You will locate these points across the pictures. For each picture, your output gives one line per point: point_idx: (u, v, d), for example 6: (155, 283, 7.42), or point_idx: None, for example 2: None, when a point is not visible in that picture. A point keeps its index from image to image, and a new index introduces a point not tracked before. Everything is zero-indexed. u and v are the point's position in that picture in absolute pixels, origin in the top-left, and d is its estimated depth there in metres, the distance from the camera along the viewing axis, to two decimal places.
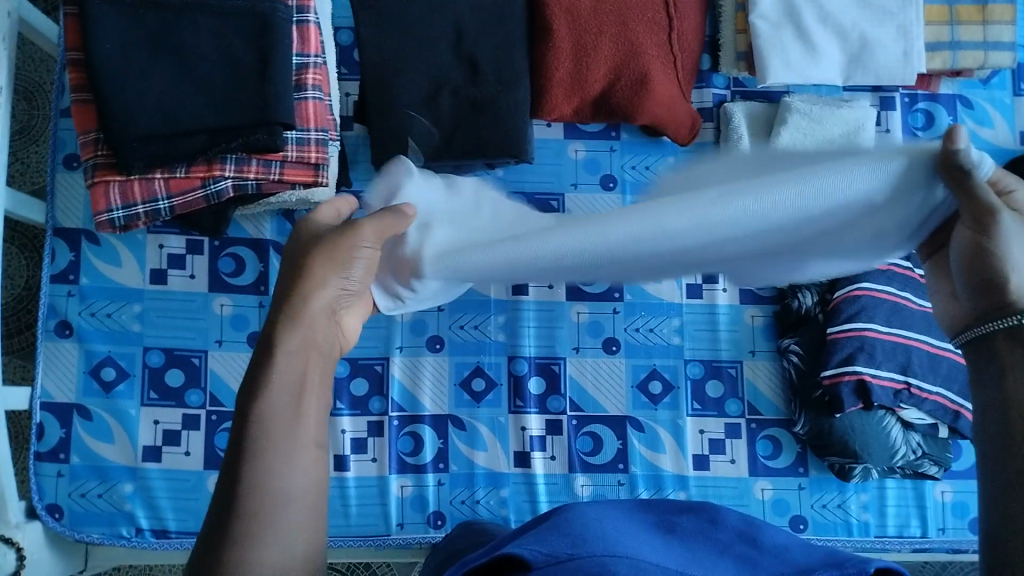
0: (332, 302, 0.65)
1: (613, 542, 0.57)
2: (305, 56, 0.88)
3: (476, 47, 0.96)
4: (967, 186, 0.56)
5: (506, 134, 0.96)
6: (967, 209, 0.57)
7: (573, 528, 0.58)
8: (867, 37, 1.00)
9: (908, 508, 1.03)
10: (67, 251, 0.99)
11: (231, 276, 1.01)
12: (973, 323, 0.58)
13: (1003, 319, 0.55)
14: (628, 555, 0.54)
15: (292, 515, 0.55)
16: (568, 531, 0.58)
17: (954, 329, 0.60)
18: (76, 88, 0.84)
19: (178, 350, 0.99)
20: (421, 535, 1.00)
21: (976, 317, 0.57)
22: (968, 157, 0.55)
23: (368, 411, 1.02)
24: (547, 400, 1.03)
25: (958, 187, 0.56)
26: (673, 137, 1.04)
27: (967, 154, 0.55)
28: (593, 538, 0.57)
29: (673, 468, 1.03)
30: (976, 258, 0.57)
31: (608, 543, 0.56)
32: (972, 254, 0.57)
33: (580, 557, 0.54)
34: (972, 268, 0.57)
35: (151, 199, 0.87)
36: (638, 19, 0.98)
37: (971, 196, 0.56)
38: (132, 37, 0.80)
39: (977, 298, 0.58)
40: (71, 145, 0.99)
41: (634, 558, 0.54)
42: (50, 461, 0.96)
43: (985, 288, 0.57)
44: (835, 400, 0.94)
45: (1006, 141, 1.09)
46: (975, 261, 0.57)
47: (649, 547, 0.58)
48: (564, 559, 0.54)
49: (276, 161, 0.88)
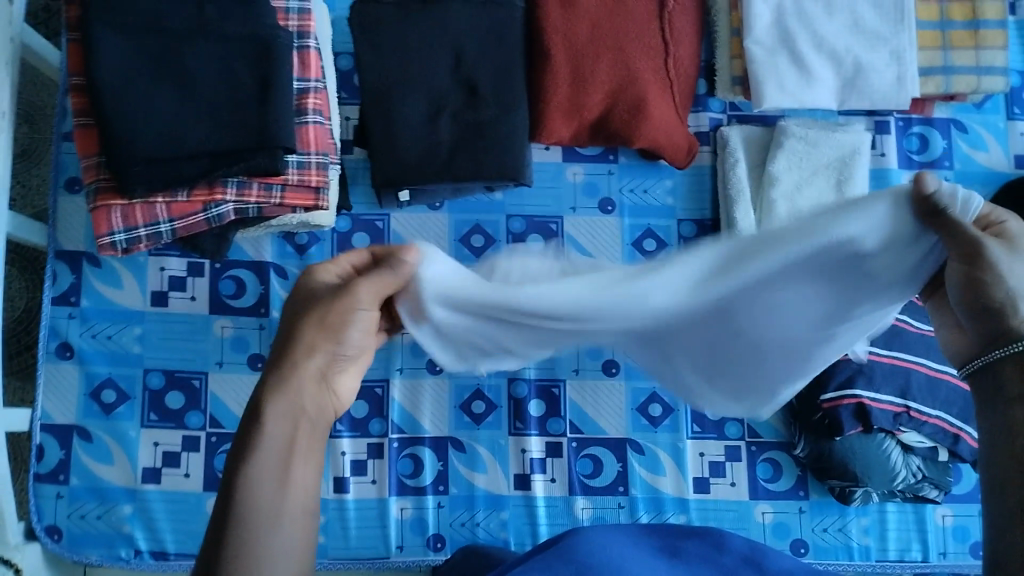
0: (323, 366, 0.62)
1: (622, 574, 0.57)
2: (305, 81, 0.89)
3: (474, 71, 0.97)
4: (946, 222, 0.57)
5: (505, 158, 0.97)
6: (953, 245, 0.58)
7: (577, 556, 0.59)
8: (861, 62, 1.02)
9: (909, 532, 1.03)
10: (69, 273, 0.99)
11: (232, 299, 1.01)
12: (978, 354, 0.58)
13: (1004, 347, 0.56)
14: None
15: (283, 564, 0.54)
16: (572, 559, 0.58)
17: (959, 362, 0.61)
18: (79, 113, 0.86)
19: (179, 372, 0.99)
20: (420, 558, 1.00)
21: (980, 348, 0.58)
22: (942, 198, 0.57)
23: (367, 433, 1.02)
24: (547, 422, 1.03)
25: (936, 227, 0.58)
26: (669, 160, 1.05)
27: (941, 194, 0.57)
28: (599, 568, 0.58)
29: (673, 491, 1.03)
30: (971, 286, 0.58)
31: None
32: (966, 284, 0.58)
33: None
34: (969, 299, 0.58)
35: (153, 223, 0.88)
36: (633, 44, 1.00)
37: (952, 232, 0.57)
38: (134, 62, 0.81)
39: (976, 324, 0.58)
40: (74, 169, 1.00)
41: None
42: (49, 483, 0.96)
43: (981, 315, 0.58)
44: (834, 423, 0.94)
45: (1000, 164, 1.10)
46: (969, 290, 0.58)
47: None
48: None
49: (278, 186, 0.89)
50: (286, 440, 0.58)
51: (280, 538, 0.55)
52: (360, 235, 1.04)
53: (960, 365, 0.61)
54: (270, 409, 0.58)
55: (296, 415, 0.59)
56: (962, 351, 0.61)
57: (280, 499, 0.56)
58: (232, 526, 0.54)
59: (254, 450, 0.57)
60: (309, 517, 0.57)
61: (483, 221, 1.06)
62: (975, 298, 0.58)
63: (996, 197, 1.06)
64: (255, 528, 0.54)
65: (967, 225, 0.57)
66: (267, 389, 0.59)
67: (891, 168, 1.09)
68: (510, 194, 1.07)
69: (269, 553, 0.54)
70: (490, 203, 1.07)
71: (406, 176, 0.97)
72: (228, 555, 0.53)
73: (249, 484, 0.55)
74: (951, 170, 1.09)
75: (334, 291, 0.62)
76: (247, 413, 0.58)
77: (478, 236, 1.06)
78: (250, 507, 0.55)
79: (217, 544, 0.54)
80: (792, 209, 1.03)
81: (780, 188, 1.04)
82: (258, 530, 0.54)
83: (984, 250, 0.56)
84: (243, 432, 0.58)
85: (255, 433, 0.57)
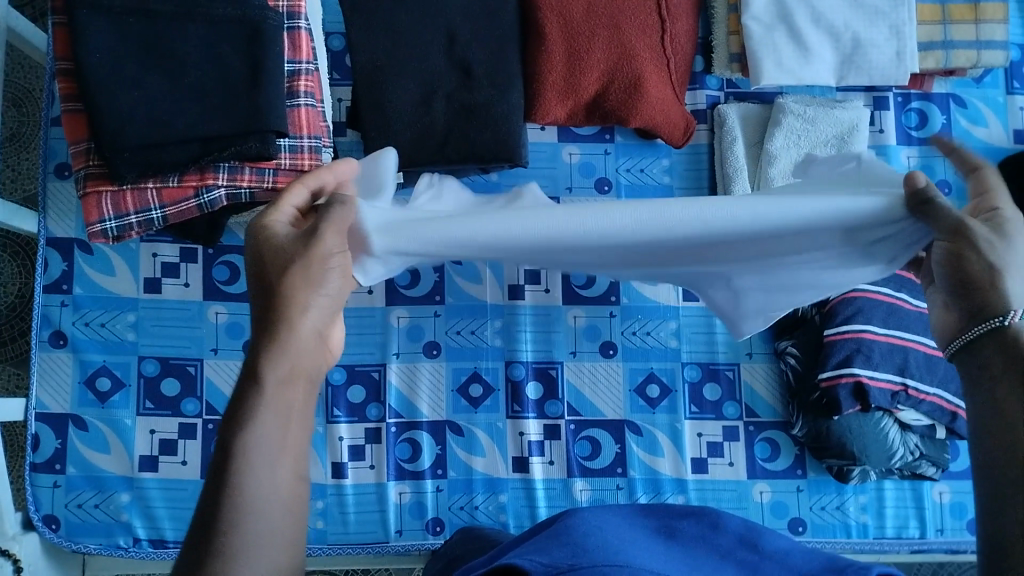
0: (320, 324, 0.62)
1: (614, 551, 0.56)
2: (297, 63, 0.88)
3: (468, 52, 0.96)
4: (932, 211, 0.60)
5: (498, 141, 0.96)
6: (941, 229, 0.60)
7: (573, 537, 0.58)
8: (860, 37, 1.00)
9: (906, 510, 1.03)
10: (60, 260, 0.98)
11: (225, 284, 1.00)
12: (960, 330, 0.60)
13: (987, 321, 0.58)
14: (631, 565, 0.54)
15: (273, 525, 0.55)
16: (568, 540, 0.58)
17: (943, 339, 0.62)
18: (66, 98, 0.84)
19: (174, 359, 0.98)
20: (419, 542, 1.00)
21: (961, 326, 0.60)
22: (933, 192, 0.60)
23: (365, 418, 1.01)
24: (545, 404, 1.03)
25: (923, 217, 0.61)
26: (666, 140, 1.04)
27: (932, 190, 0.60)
28: (593, 547, 0.56)
29: (671, 471, 1.02)
30: (954, 264, 0.60)
31: (611, 553, 0.56)
32: (952, 261, 0.61)
33: (582, 568, 0.53)
34: (954, 276, 0.61)
35: (144, 209, 0.87)
36: (630, 22, 0.98)
37: (938, 217, 0.60)
38: (122, 45, 0.80)
39: (960, 299, 0.61)
40: (63, 154, 0.99)
41: (635, 566, 0.54)
42: (46, 472, 0.96)
43: (965, 290, 0.60)
44: (833, 402, 0.94)
45: (1000, 140, 1.09)
46: (953, 266, 0.61)
47: (649, 554, 0.57)
48: (565, 569, 0.54)
49: (270, 169, 0.88)
50: (285, 405, 0.58)
51: (271, 503, 0.55)
52: None
53: (946, 344, 0.62)
54: (269, 372, 0.58)
55: (293, 379, 0.59)
56: (948, 328, 0.62)
57: (274, 466, 0.56)
58: (228, 489, 0.54)
59: (253, 415, 0.56)
60: (298, 484, 0.57)
61: None
62: (959, 270, 0.60)
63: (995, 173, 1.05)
64: (247, 492, 0.54)
65: (954, 208, 0.60)
66: (265, 351, 0.59)
67: (889, 144, 1.09)
68: (505, 176, 1.06)
69: (259, 518, 0.54)
70: (486, 184, 1.06)
71: (401, 158, 0.96)
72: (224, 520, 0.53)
73: (246, 446, 0.55)
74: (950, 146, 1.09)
75: (303, 241, 0.61)
76: (242, 378, 0.58)
77: None
78: (245, 476, 0.54)
79: (214, 503, 0.54)
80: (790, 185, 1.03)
81: (778, 166, 1.03)
82: (249, 498, 0.54)
83: (970, 231, 0.59)
84: (239, 394, 0.58)
85: (255, 395, 0.57)
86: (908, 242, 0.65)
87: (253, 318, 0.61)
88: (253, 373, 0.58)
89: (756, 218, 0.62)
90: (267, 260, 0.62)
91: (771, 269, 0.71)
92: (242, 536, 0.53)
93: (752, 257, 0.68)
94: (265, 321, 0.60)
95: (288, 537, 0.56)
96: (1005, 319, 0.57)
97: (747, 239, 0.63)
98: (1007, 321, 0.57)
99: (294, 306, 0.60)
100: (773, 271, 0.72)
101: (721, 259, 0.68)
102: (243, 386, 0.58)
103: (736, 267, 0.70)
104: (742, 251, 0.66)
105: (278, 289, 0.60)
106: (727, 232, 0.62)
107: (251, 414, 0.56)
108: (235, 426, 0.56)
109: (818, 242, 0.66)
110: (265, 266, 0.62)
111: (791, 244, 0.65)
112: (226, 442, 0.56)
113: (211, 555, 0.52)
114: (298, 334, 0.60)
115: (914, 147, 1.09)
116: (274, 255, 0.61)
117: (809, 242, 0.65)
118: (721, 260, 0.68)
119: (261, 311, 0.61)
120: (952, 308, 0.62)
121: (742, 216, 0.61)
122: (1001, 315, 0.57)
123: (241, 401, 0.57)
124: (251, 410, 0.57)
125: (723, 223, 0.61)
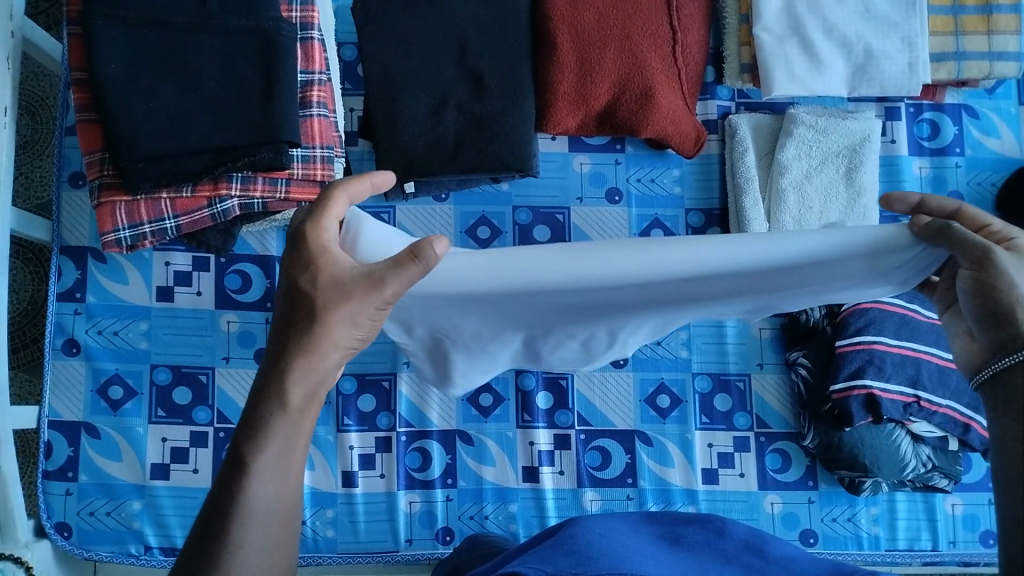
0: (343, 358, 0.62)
1: (620, 559, 0.56)
2: (310, 73, 0.88)
3: (481, 63, 0.96)
4: (954, 236, 0.59)
5: (510, 150, 0.96)
6: (963, 255, 0.60)
7: (577, 547, 0.58)
8: (872, 49, 1.00)
9: (919, 522, 1.02)
10: (74, 269, 0.99)
11: (238, 293, 1.01)
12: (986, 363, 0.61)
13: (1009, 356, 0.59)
14: (636, 572, 0.54)
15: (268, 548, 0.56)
16: (572, 549, 0.58)
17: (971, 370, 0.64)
18: (81, 108, 0.84)
19: (187, 367, 0.99)
20: (430, 551, 1.00)
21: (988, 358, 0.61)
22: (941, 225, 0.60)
23: (375, 427, 1.01)
24: (555, 414, 1.03)
25: (943, 244, 0.60)
26: (677, 150, 1.04)
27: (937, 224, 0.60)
28: (598, 556, 0.56)
29: (682, 482, 1.02)
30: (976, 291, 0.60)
31: (616, 561, 0.56)
32: (976, 290, 0.60)
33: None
34: (979, 306, 0.61)
35: (158, 219, 0.88)
36: (642, 32, 0.98)
37: (960, 243, 0.59)
38: (137, 57, 0.80)
39: (988, 328, 0.61)
40: (78, 163, 1.00)
41: (639, 573, 0.54)
42: (58, 480, 0.96)
43: (991, 320, 0.60)
44: (845, 413, 0.93)
45: (1012, 151, 1.08)
46: (979, 295, 0.60)
47: (655, 561, 0.57)
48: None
49: (282, 179, 0.88)
50: (298, 427, 0.59)
51: (269, 518, 0.57)
52: None
53: (972, 374, 0.63)
54: (291, 393, 0.59)
55: (311, 404, 0.60)
56: (972, 361, 0.63)
57: (279, 484, 0.57)
58: (233, 499, 0.56)
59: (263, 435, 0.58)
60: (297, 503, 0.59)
61: (489, 212, 1.06)
62: (981, 300, 0.60)
63: (1007, 185, 1.05)
64: (251, 506, 0.56)
65: (975, 236, 0.59)
66: (286, 369, 0.59)
67: (900, 154, 1.09)
68: (516, 186, 1.06)
69: (257, 533, 0.56)
70: (496, 194, 1.06)
71: (412, 167, 0.96)
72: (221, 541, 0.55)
73: (256, 461, 0.57)
74: (962, 157, 1.08)
75: (364, 283, 0.59)
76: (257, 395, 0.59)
77: (484, 228, 1.05)
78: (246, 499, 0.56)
79: (217, 513, 0.56)
80: (802, 196, 1.03)
81: (790, 176, 1.03)
82: (252, 512, 0.56)
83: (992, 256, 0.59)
84: (255, 406, 0.59)
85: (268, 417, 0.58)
86: (920, 265, 0.65)
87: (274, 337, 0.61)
88: (278, 393, 0.59)
89: (771, 250, 0.61)
90: (300, 278, 0.60)
91: (789, 299, 0.71)
92: (239, 550, 0.55)
93: (769, 290, 0.67)
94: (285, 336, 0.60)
95: (279, 555, 0.57)
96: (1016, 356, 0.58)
97: (761, 272, 0.62)
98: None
99: (325, 341, 0.60)
100: (791, 299, 0.71)
101: (735, 293, 0.67)
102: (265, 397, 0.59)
103: (746, 300, 0.70)
104: (769, 285, 0.66)
105: (290, 305, 0.60)
106: (736, 269, 0.61)
107: (265, 429, 0.58)
108: (247, 438, 0.58)
109: (844, 276, 0.65)
110: (290, 276, 0.61)
111: (808, 274, 0.64)
112: (238, 454, 0.57)
113: (207, 565, 0.54)
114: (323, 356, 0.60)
115: (926, 158, 1.09)
116: (327, 283, 0.59)
117: (827, 272, 0.64)
118: (738, 292, 0.67)
119: (283, 325, 0.61)
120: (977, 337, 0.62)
121: (756, 249, 0.61)
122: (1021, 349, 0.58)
123: (257, 412, 0.59)
124: (265, 427, 0.59)
125: (737, 258, 0.61)
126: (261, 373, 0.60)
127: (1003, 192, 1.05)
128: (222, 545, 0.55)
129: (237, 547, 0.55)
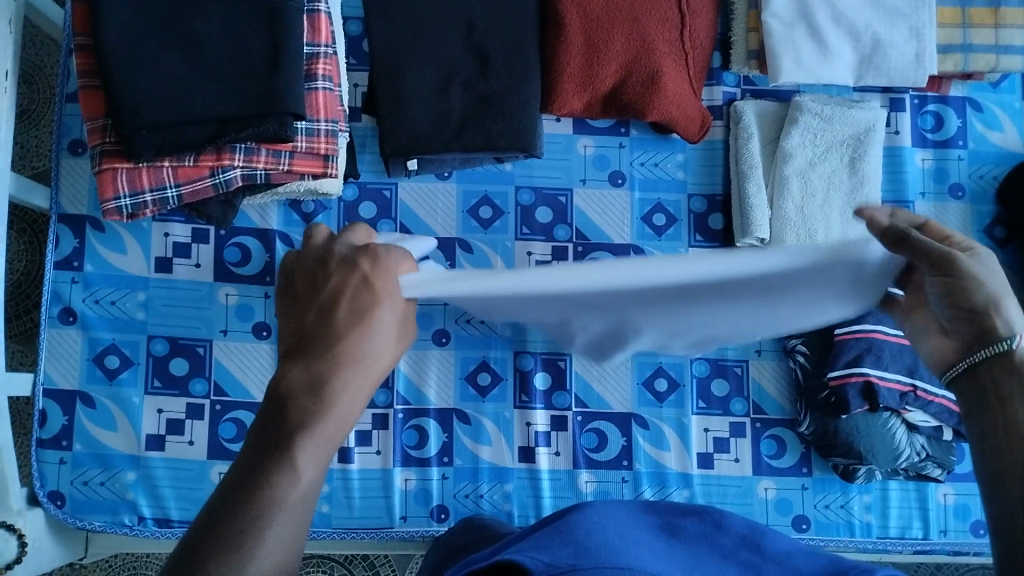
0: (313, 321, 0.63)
1: (618, 552, 0.54)
2: (316, 45, 0.87)
3: (487, 41, 0.96)
4: (914, 245, 0.62)
5: (515, 129, 0.95)
6: (926, 261, 0.62)
7: (575, 536, 0.56)
8: (880, 38, 1.00)
9: (911, 510, 1.03)
10: (72, 237, 0.98)
11: (237, 266, 1.00)
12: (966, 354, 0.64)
13: (992, 345, 0.62)
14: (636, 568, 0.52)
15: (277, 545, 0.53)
16: (570, 539, 0.55)
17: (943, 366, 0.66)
18: (84, 74, 0.83)
19: (184, 339, 0.98)
20: (424, 529, 1.00)
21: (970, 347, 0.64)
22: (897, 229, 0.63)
23: (372, 403, 1.01)
24: (552, 395, 1.03)
25: (906, 252, 0.63)
26: (682, 135, 1.03)
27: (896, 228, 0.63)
28: (597, 547, 0.54)
29: (677, 467, 1.02)
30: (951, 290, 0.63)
31: (613, 553, 0.53)
32: (946, 291, 0.63)
33: (583, 569, 0.51)
34: (954, 305, 0.64)
35: (159, 187, 0.87)
36: (649, 15, 0.98)
37: (922, 251, 0.62)
38: (143, 24, 0.80)
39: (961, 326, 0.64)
40: (78, 131, 0.99)
41: (638, 570, 0.51)
42: (52, 448, 0.95)
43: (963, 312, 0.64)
44: (841, 401, 0.94)
45: (1014, 144, 1.09)
46: (951, 296, 0.63)
47: (653, 555, 0.55)
48: (567, 569, 0.51)
49: (286, 152, 0.87)
50: (338, 431, 0.59)
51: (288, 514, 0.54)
52: (367, 204, 1.03)
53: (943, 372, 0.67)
54: (337, 402, 0.58)
55: (350, 408, 0.59)
56: (945, 354, 0.66)
57: (310, 484, 0.56)
58: (262, 485, 0.54)
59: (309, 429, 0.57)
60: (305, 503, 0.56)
61: (492, 192, 1.05)
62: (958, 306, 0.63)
63: (1007, 178, 1.06)
64: (283, 500, 0.54)
65: (932, 242, 0.62)
66: (326, 370, 0.59)
67: (904, 146, 1.09)
68: (520, 165, 1.06)
69: (281, 528, 0.53)
70: (500, 173, 1.05)
71: (417, 144, 0.95)
72: (236, 529, 0.52)
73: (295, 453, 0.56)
74: (965, 149, 1.08)
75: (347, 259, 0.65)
76: (308, 386, 0.58)
77: (487, 208, 1.05)
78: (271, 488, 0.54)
79: (241, 496, 0.54)
80: (804, 184, 1.02)
81: (793, 163, 1.03)
82: (282, 508, 0.54)
83: (954, 263, 0.61)
84: (309, 394, 0.58)
85: (313, 414, 0.57)
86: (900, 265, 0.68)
87: (308, 323, 0.62)
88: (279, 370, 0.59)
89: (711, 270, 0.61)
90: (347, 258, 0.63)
91: (760, 310, 0.73)
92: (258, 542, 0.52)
93: (695, 298, 0.67)
94: (321, 341, 0.61)
95: (288, 564, 0.54)
96: (1010, 343, 0.61)
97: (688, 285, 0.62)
98: (1013, 344, 0.61)
99: (353, 353, 0.60)
100: (748, 310, 0.73)
101: (657, 300, 0.68)
102: (289, 378, 0.59)
103: (666, 306, 0.70)
104: (752, 292, 0.67)
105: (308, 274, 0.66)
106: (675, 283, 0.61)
107: (311, 416, 0.57)
108: (286, 426, 0.57)
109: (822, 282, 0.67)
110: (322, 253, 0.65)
111: (746, 281, 0.63)
112: (281, 436, 0.56)
113: (215, 547, 0.51)
114: (370, 362, 0.61)
115: (929, 150, 1.09)
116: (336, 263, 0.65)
117: (763, 280, 0.64)
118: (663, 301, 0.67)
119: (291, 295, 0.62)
120: (951, 333, 0.65)
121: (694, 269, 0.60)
122: (1006, 338, 0.61)
123: (292, 395, 0.58)
124: (306, 421, 0.57)
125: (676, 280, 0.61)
126: (298, 364, 0.60)
127: (1004, 185, 1.06)
128: (243, 538, 0.52)
129: (259, 540, 0.52)
